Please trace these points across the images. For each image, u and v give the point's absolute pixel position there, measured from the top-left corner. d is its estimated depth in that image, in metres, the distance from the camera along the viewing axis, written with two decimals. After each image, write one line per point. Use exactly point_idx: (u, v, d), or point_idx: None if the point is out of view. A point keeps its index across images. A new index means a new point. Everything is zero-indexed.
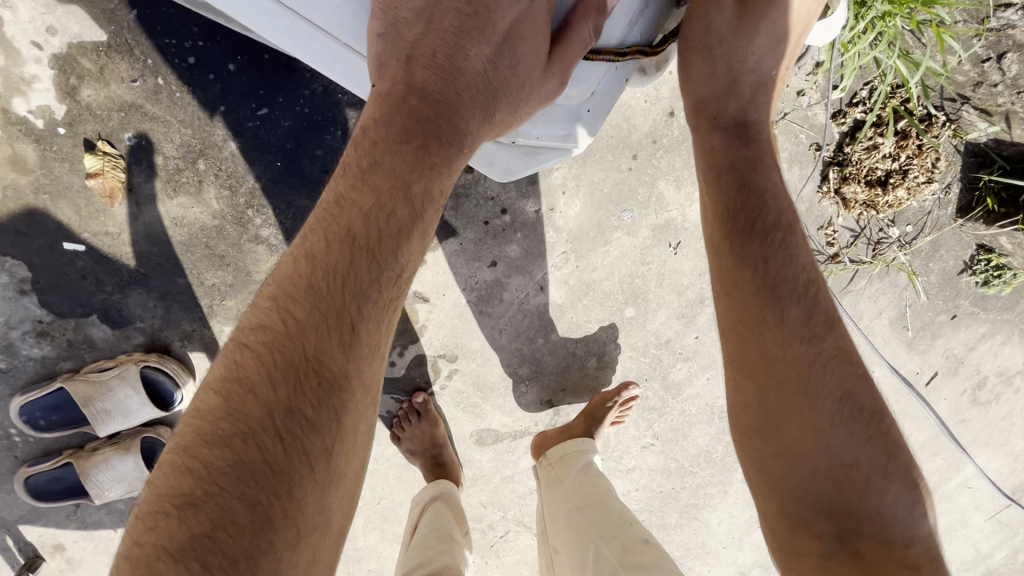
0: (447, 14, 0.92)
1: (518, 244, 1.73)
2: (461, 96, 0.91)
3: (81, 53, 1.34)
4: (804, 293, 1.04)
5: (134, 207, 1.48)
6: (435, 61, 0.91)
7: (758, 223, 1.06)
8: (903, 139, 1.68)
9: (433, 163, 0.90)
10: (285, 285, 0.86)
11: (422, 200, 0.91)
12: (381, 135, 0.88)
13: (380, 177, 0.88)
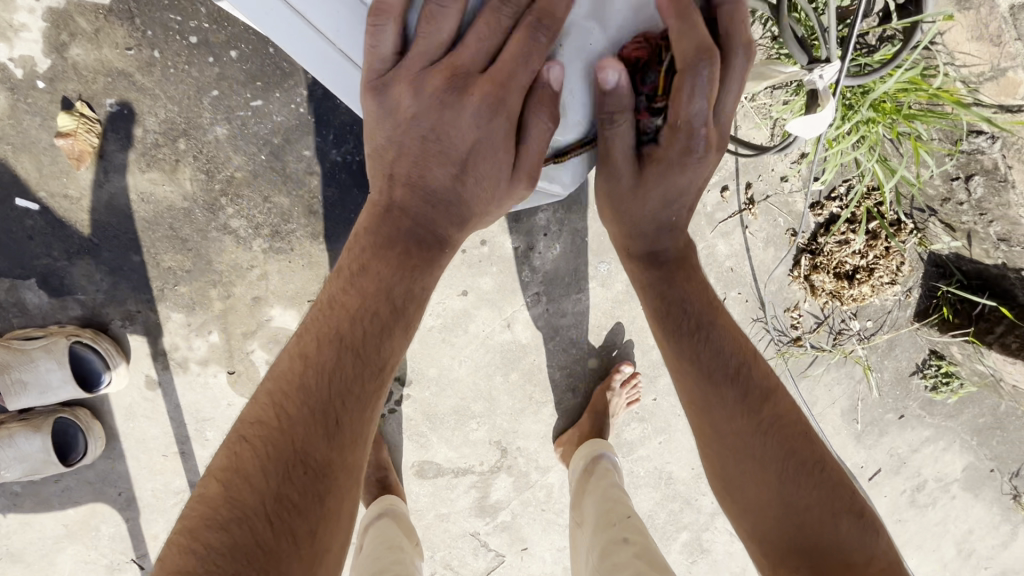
0: (412, 137, 0.90)
1: (491, 277, 1.71)
2: (441, 208, 0.93)
3: (78, 12, 1.31)
4: (723, 360, 1.08)
5: (101, 174, 1.42)
6: (411, 176, 0.92)
7: (679, 314, 1.09)
8: (873, 238, 1.75)
9: (417, 264, 0.93)
10: (279, 375, 0.88)
11: (406, 298, 0.92)
12: (372, 243, 0.93)
13: (368, 281, 0.91)
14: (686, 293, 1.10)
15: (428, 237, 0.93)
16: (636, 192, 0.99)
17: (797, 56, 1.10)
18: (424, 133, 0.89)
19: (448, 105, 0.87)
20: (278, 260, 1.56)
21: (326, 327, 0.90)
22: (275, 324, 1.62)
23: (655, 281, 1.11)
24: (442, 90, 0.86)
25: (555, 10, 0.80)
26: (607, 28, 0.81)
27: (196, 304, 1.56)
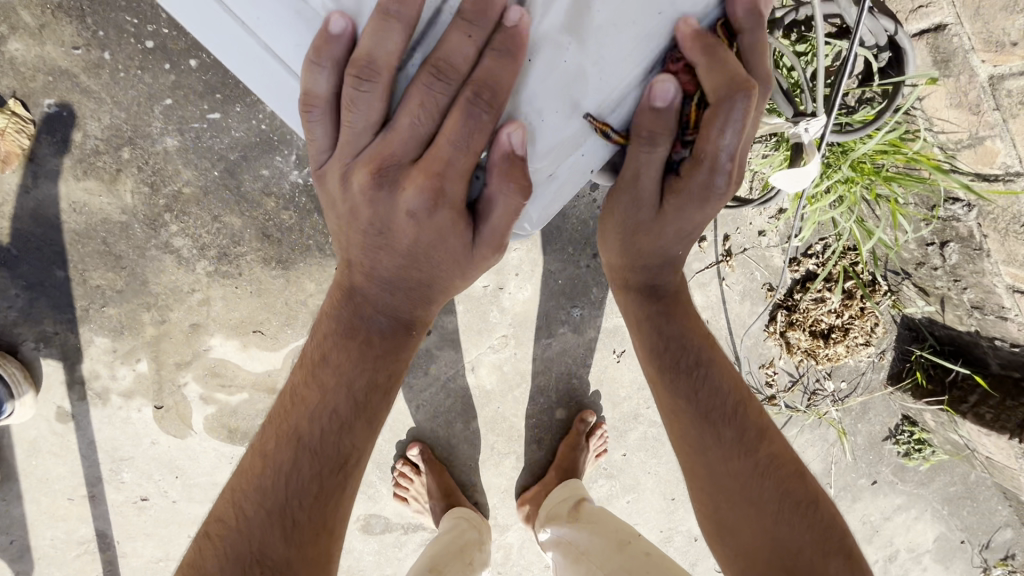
0: (359, 210, 0.82)
1: (457, 317, 1.61)
2: (399, 297, 0.90)
3: (24, 6, 1.20)
4: (716, 397, 1.06)
5: (29, 179, 1.28)
6: (365, 263, 0.88)
7: (673, 352, 1.07)
8: (849, 298, 1.71)
9: (372, 359, 0.92)
10: (262, 443, 0.96)
11: (362, 392, 0.93)
12: (332, 332, 0.94)
13: (327, 375, 0.93)
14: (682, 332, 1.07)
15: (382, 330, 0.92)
16: (654, 222, 0.90)
17: (783, 107, 1.08)
18: (368, 219, 0.82)
19: (389, 186, 0.77)
20: (222, 285, 1.43)
21: (293, 416, 0.94)
22: (213, 356, 1.47)
23: (649, 320, 1.07)
24: (378, 168, 0.76)
25: (495, 79, 0.67)
26: (586, 47, 0.64)
27: (125, 328, 1.41)
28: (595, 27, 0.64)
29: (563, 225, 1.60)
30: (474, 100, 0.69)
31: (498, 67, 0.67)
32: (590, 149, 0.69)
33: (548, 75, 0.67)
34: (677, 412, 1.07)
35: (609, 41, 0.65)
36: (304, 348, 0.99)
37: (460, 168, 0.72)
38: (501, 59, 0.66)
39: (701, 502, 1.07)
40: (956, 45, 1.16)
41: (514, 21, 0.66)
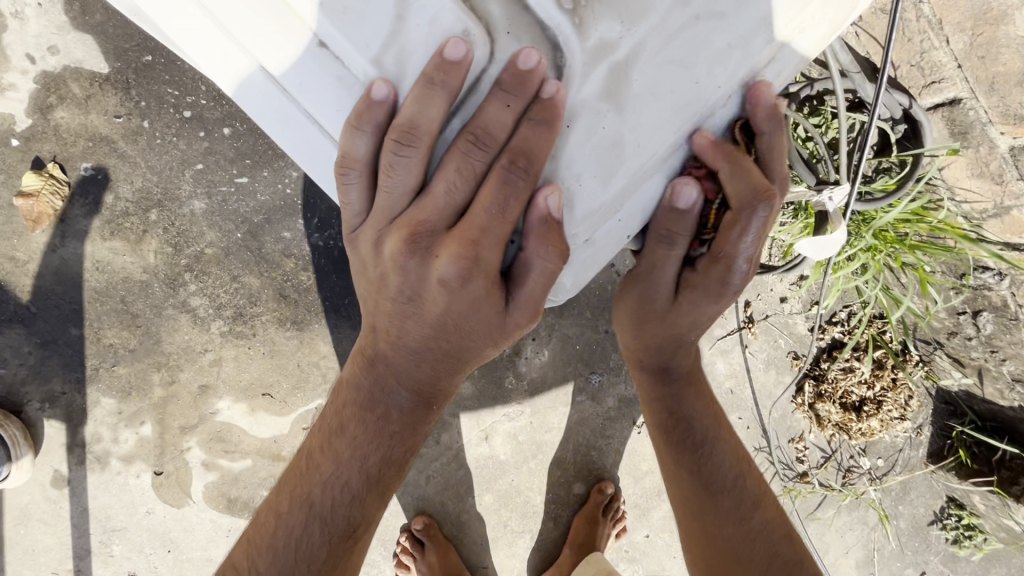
0: (391, 274, 0.80)
1: (472, 382, 1.57)
2: (423, 371, 0.86)
3: (74, 78, 1.26)
4: (725, 484, 1.05)
5: (57, 238, 1.31)
6: (391, 332, 0.85)
7: (682, 429, 1.06)
8: (879, 368, 1.63)
9: (390, 432, 0.89)
10: (276, 501, 0.97)
11: (374, 467, 0.90)
12: (354, 401, 0.91)
13: (343, 445, 0.91)
14: (694, 413, 1.06)
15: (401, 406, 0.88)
16: (668, 312, 0.90)
17: (804, 176, 1.09)
18: (398, 287, 0.80)
19: (422, 254, 0.76)
20: (235, 345, 1.41)
21: (309, 481, 0.93)
22: (219, 419, 1.42)
23: (660, 397, 1.05)
24: (411, 234, 0.75)
25: (533, 147, 0.66)
26: (626, 117, 0.65)
27: (133, 388, 1.38)
28: (636, 103, 0.65)
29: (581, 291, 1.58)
30: (512, 168, 0.68)
31: (534, 136, 0.66)
32: (625, 219, 0.71)
33: (586, 148, 0.66)
34: (682, 492, 1.07)
35: (648, 115, 0.65)
36: (328, 407, 0.98)
37: (492, 235, 0.71)
38: (539, 127, 0.65)
39: (695, 557, 1.08)
40: (973, 118, 1.12)
41: (549, 93, 0.64)
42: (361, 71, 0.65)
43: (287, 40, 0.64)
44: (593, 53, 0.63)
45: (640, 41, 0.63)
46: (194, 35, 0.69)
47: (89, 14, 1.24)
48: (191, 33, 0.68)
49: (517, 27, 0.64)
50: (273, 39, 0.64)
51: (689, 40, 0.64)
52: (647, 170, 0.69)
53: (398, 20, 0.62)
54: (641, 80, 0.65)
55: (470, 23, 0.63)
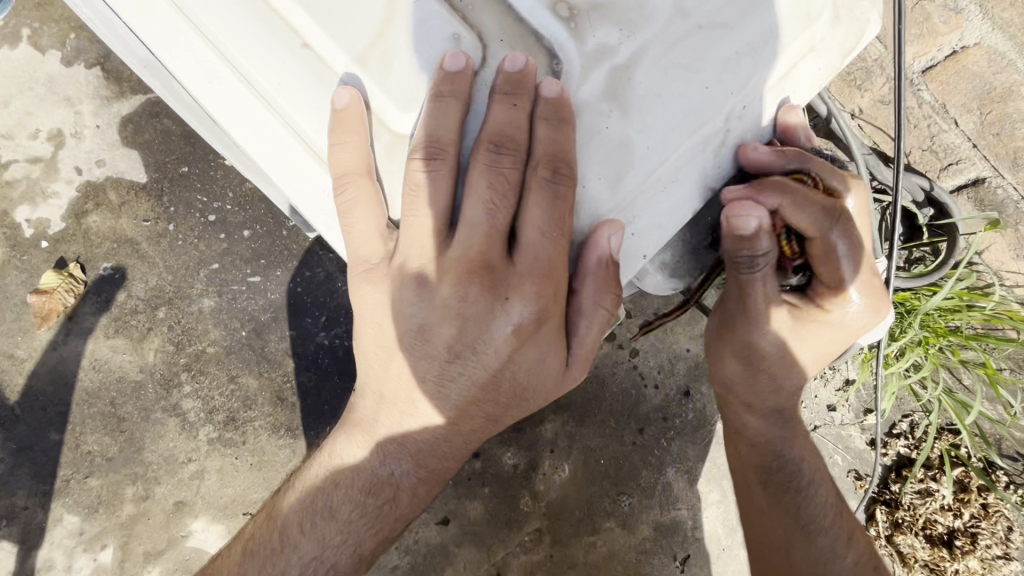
0: (434, 329, 0.68)
1: (481, 502, 1.38)
2: (453, 438, 0.73)
3: (113, 187, 1.35)
4: (838, 544, 0.88)
5: (60, 336, 1.29)
6: (423, 398, 0.71)
7: (784, 472, 0.92)
8: (962, 490, 1.38)
9: (395, 509, 0.75)
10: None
11: (371, 546, 0.76)
12: (352, 477, 0.75)
13: (331, 528, 0.74)
14: (804, 461, 0.93)
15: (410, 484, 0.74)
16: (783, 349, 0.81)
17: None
18: (448, 344, 0.68)
19: (482, 300, 0.65)
20: (221, 455, 1.29)
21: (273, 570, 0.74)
22: (190, 544, 1.26)
23: (769, 437, 0.93)
24: (473, 278, 0.65)
25: (562, 150, 0.61)
26: (629, 117, 0.60)
27: (102, 504, 1.25)
28: (641, 103, 0.60)
29: (602, 397, 1.44)
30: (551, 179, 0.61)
31: (554, 137, 0.61)
32: (641, 233, 0.63)
33: (597, 155, 0.61)
34: (784, 543, 0.89)
35: (658, 113, 0.60)
36: (301, 480, 0.79)
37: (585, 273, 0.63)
38: (559, 125, 0.60)
39: None
40: (1003, 196, 1.07)
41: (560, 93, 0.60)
42: (342, 70, 0.59)
43: (268, 42, 0.59)
44: (592, 57, 0.60)
45: (641, 46, 0.60)
46: (168, 38, 0.63)
47: (139, 133, 1.37)
48: (169, 46, 0.63)
49: (511, 36, 0.60)
50: (251, 44, 0.60)
51: (708, 44, 0.61)
52: (665, 174, 0.62)
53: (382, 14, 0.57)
54: (645, 84, 0.60)
55: (461, 28, 0.59)
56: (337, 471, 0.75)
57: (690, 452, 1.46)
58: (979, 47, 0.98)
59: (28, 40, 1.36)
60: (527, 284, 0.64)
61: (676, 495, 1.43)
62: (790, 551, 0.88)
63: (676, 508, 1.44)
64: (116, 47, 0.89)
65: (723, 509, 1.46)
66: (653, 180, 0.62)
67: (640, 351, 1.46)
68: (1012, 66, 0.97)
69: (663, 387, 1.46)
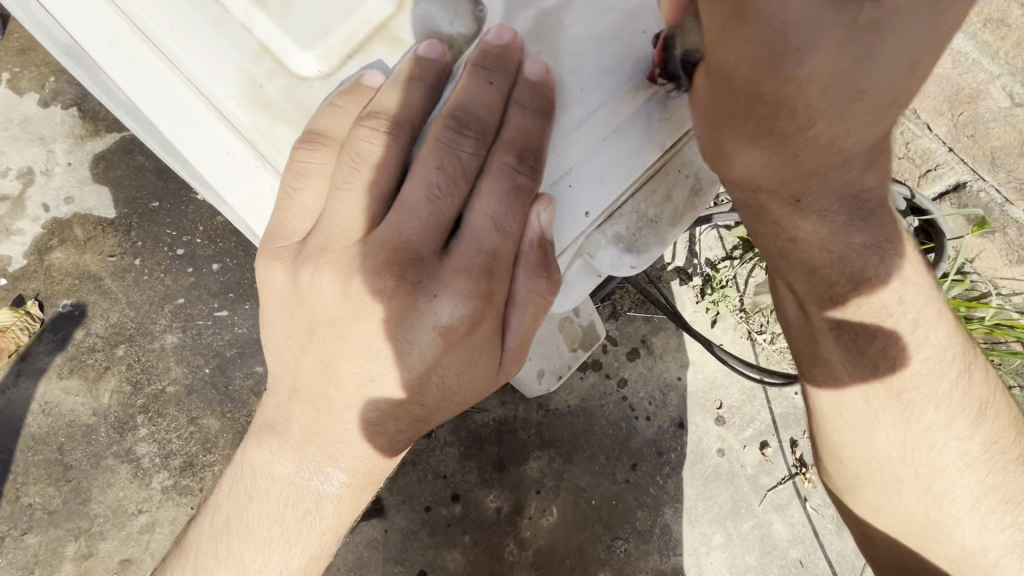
0: (353, 319, 0.54)
1: (462, 551, 1.25)
2: (371, 450, 0.58)
3: (80, 223, 1.31)
4: (943, 406, 0.70)
5: (10, 377, 1.22)
6: (333, 408, 0.57)
7: (872, 311, 0.71)
8: None
9: (318, 525, 0.61)
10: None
11: (299, 564, 0.63)
12: (264, 494, 0.61)
13: (256, 541, 0.61)
14: (898, 282, 0.71)
15: (333, 498, 0.60)
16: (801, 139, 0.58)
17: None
18: (353, 343, 0.55)
19: (387, 286, 0.52)
20: (175, 505, 1.18)
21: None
22: None
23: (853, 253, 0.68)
24: (372, 257, 0.52)
25: (475, 102, 0.54)
26: (557, 60, 0.56)
27: (38, 564, 1.14)
28: (563, 47, 0.56)
29: (591, 430, 1.34)
30: (455, 135, 0.54)
31: (476, 85, 0.54)
32: (579, 188, 0.56)
33: (523, 106, 0.54)
34: (866, 424, 0.71)
35: (583, 55, 0.56)
36: (222, 487, 0.66)
37: (504, 248, 0.53)
38: (485, 76, 0.54)
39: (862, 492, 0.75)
40: (986, 200, 1.04)
41: (503, 39, 0.54)
42: (242, 15, 0.52)
43: None
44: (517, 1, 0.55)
45: None
46: None
47: (110, 169, 1.35)
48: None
49: None
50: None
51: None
52: (599, 121, 0.56)
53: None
54: (576, 27, 0.56)
55: None
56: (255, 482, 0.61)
57: (689, 490, 1.34)
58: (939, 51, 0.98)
59: (7, 83, 1.37)
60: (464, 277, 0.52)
61: (676, 540, 1.31)
62: (876, 425, 0.71)
63: (678, 553, 1.31)
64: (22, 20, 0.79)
65: (729, 553, 1.33)
66: (585, 127, 0.56)
67: (629, 381, 1.38)
68: (978, 67, 0.99)
69: (656, 419, 1.36)
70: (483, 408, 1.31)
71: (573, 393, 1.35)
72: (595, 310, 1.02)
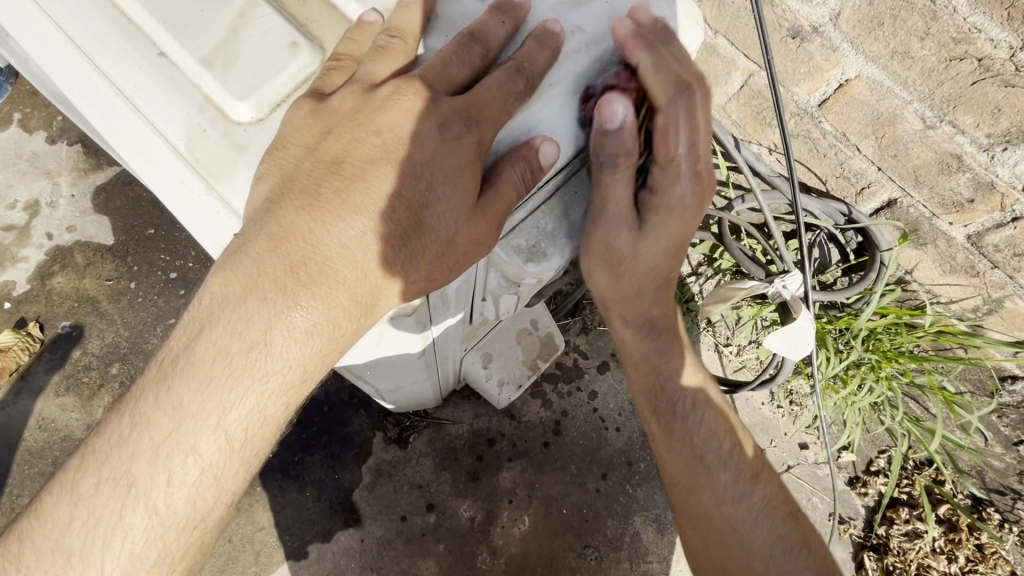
0: (349, 150, 0.51)
1: (436, 559, 1.30)
2: (350, 278, 0.48)
3: (80, 250, 1.41)
4: (739, 481, 0.74)
5: (10, 395, 1.30)
6: (320, 207, 0.48)
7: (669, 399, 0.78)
8: (952, 530, 1.36)
9: (267, 373, 0.48)
10: (76, 481, 0.50)
11: (242, 427, 0.50)
12: (223, 313, 0.48)
13: (197, 378, 0.48)
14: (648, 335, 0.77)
15: (298, 329, 0.47)
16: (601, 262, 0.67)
17: (753, 271, 1.18)
18: (359, 158, 0.51)
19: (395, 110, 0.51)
20: None
21: (123, 453, 0.49)
22: None
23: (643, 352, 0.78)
24: (390, 96, 0.52)
25: (487, 36, 0.53)
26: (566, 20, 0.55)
27: None
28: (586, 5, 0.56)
29: (562, 441, 1.39)
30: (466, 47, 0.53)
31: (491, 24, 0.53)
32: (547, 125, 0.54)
33: (537, 40, 0.53)
34: (663, 443, 0.78)
35: (592, 13, 0.56)
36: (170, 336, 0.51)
37: (499, 127, 0.52)
38: (497, 16, 0.54)
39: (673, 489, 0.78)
40: (916, 215, 1.11)
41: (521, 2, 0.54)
42: (188, 67, 0.48)
43: (117, 42, 0.49)
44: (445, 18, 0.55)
45: None
46: (28, 29, 0.53)
47: (110, 200, 1.45)
48: (20, 29, 0.54)
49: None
50: (92, 14, 0.50)
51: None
52: (581, 72, 0.55)
53: (240, 7, 0.49)
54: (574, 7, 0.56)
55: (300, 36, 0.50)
56: (213, 304, 0.48)
57: (659, 497, 1.38)
58: (860, 78, 1.00)
59: (18, 122, 1.49)
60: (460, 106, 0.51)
61: (645, 546, 1.34)
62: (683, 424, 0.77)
63: (647, 561, 1.35)
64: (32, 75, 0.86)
65: None
66: (568, 77, 0.54)
67: (599, 392, 1.43)
68: (892, 93, 0.98)
69: (625, 430, 1.41)
70: (458, 420, 1.38)
71: (546, 406, 1.41)
72: (552, 322, 1.11)
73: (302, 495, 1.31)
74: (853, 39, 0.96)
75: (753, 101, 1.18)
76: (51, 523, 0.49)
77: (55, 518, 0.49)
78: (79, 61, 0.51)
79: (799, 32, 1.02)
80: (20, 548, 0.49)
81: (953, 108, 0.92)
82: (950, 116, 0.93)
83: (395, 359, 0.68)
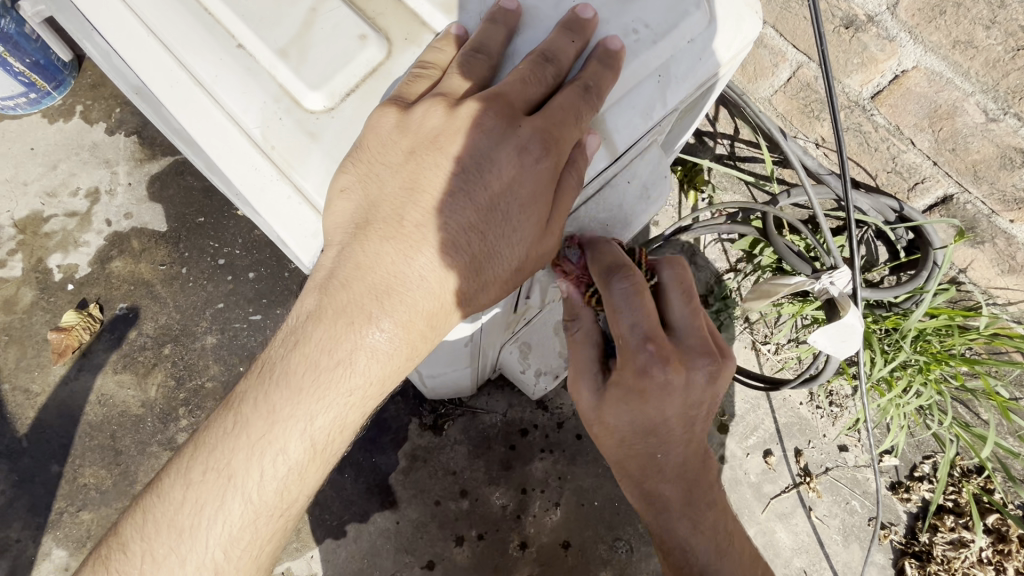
0: (424, 172, 0.52)
1: (469, 544, 1.32)
2: (426, 304, 0.51)
3: (136, 236, 1.48)
4: None
5: (72, 371, 1.39)
6: (402, 239, 0.51)
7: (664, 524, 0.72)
8: (1000, 539, 1.31)
9: (350, 388, 0.51)
10: (187, 468, 0.54)
11: (327, 432, 0.53)
12: (315, 330, 0.51)
13: (285, 392, 0.52)
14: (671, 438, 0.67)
15: (378, 350, 0.50)
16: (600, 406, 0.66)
17: (799, 267, 1.18)
18: (434, 186, 0.52)
19: (469, 132, 0.51)
20: None
21: (224, 447, 0.53)
22: None
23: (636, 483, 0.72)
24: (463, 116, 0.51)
25: (557, 50, 0.52)
26: (625, 26, 0.54)
27: (90, 538, 1.28)
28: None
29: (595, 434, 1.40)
30: (540, 66, 0.52)
31: (556, 41, 0.53)
32: (605, 134, 0.54)
33: (600, 62, 0.52)
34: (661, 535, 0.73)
35: (654, 6, 0.54)
36: (269, 342, 0.55)
37: (571, 144, 0.51)
38: (567, 33, 0.52)
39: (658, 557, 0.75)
40: (973, 212, 1.07)
41: (587, 16, 0.53)
42: (271, 64, 0.50)
43: (205, 41, 0.52)
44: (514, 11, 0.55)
45: None
46: (117, 25, 0.56)
47: (164, 189, 1.51)
48: (107, 25, 0.57)
49: None
50: (181, 15, 0.53)
51: None
52: (642, 70, 0.54)
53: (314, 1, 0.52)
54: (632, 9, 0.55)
55: (369, 28, 0.52)
56: (303, 325, 0.52)
57: None
58: (919, 69, 0.96)
59: (80, 114, 1.57)
60: (534, 134, 0.50)
61: None
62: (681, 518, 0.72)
63: None
64: (116, 75, 0.93)
65: None
66: (628, 84, 0.54)
67: None
68: (953, 84, 0.94)
69: None
70: (491, 410, 1.40)
71: None
72: None
73: (341, 477, 1.36)
74: (911, 28, 0.93)
75: (801, 94, 1.15)
76: (168, 497, 0.54)
77: (171, 496, 0.54)
78: (166, 59, 0.54)
79: (853, 21, 0.98)
80: (143, 519, 0.54)
81: (1018, 100, 0.89)
82: (1015, 109, 0.90)
83: (447, 348, 0.69)
